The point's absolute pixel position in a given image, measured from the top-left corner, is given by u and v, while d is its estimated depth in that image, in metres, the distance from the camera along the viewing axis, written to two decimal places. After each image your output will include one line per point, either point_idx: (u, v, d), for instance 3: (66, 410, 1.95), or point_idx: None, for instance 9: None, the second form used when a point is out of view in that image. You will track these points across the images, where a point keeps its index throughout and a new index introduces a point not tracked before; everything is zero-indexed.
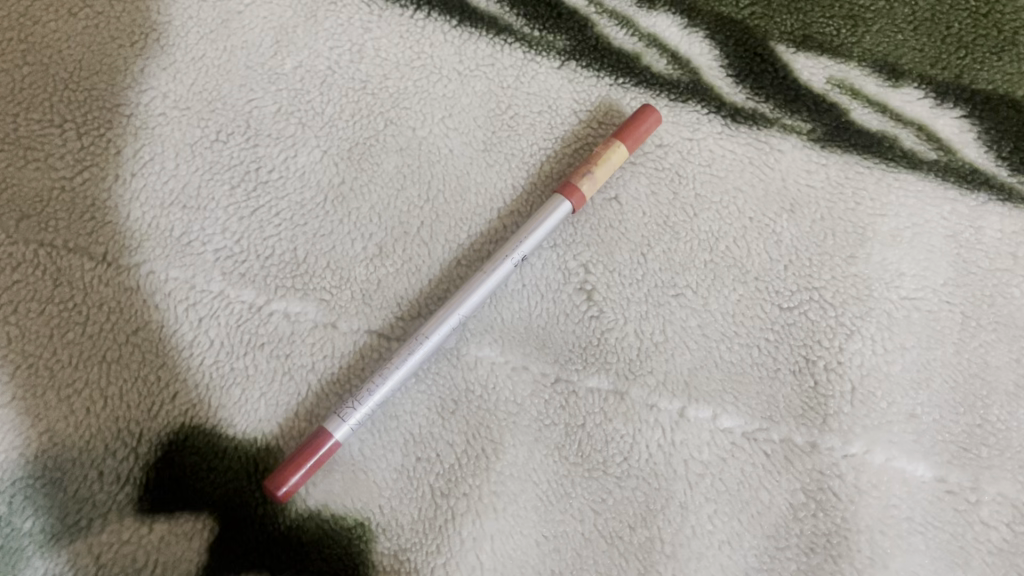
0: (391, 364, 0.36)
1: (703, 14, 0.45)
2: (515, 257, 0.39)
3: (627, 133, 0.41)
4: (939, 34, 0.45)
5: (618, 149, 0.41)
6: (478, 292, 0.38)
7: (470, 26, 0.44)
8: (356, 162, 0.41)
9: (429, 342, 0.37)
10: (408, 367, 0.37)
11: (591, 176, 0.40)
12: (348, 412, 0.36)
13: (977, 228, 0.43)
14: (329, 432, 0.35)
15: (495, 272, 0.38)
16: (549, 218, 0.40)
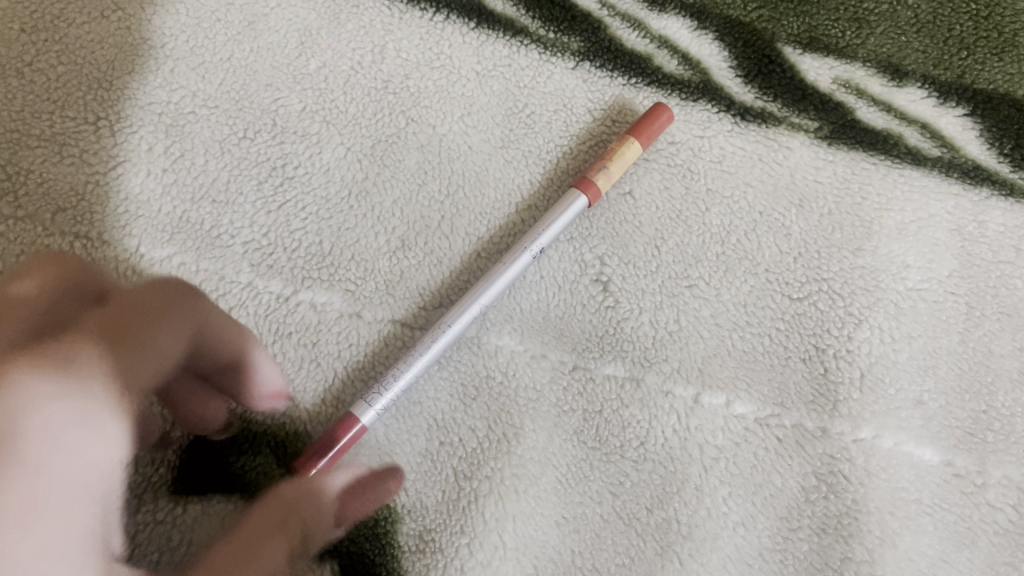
0: (415, 350, 0.38)
1: (712, 17, 0.47)
2: (533, 249, 0.40)
3: (640, 130, 0.43)
4: (941, 36, 0.47)
5: (632, 145, 0.42)
6: (501, 282, 0.39)
7: (488, 28, 0.45)
8: (379, 158, 0.42)
9: (451, 330, 0.38)
10: (432, 354, 0.38)
11: (606, 171, 0.42)
12: (373, 397, 0.37)
13: (980, 222, 0.44)
14: (356, 415, 0.36)
15: (516, 263, 0.39)
16: (567, 212, 0.41)
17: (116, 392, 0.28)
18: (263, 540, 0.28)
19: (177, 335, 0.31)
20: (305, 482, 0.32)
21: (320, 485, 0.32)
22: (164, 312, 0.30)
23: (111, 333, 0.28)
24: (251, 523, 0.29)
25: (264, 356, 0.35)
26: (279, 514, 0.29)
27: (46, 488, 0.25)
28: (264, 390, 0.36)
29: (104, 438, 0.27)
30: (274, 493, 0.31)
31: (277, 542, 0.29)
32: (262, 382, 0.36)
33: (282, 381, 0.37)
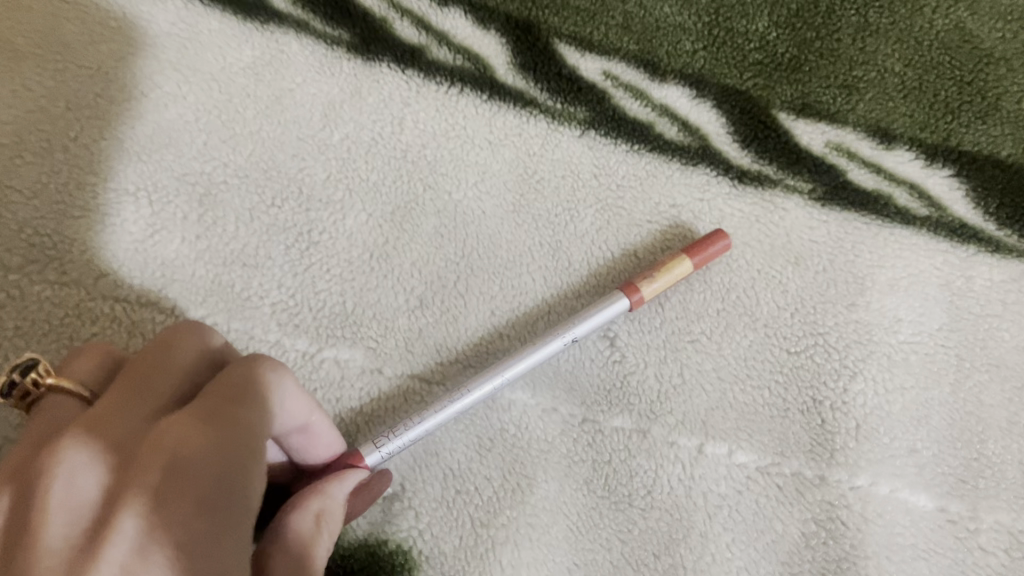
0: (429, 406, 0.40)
1: (710, 86, 0.50)
2: (567, 337, 0.42)
3: (695, 251, 0.44)
4: (926, 102, 0.51)
5: (684, 263, 0.44)
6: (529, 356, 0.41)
7: (500, 100, 0.48)
8: (398, 223, 0.45)
9: (469, 395, 0.40)
10: (445, 413, 0.40)
11: (653, 279, 0.43)
12: (381, 441, 0.39)
13: (967, 278, 0.47)
14: (361, 453, 0.38)
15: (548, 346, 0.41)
16: (607, 310, 0.43)
17: (259, 446, 0.30)
18: (308, 550, 0.32)
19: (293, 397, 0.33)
20: (320, 485, 0.35)
21: (333, 481, 0.35)
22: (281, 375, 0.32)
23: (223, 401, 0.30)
24: (290, 537, 0.32)
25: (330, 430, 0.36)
26: (308, 522, 0.33)
27: (221, 525, 0.27)
28: (329, 454, 0.37)
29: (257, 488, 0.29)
30: (298, 506, 0.33)
31: (317, 550, 0.32)
32: (326, 447, 0.37)
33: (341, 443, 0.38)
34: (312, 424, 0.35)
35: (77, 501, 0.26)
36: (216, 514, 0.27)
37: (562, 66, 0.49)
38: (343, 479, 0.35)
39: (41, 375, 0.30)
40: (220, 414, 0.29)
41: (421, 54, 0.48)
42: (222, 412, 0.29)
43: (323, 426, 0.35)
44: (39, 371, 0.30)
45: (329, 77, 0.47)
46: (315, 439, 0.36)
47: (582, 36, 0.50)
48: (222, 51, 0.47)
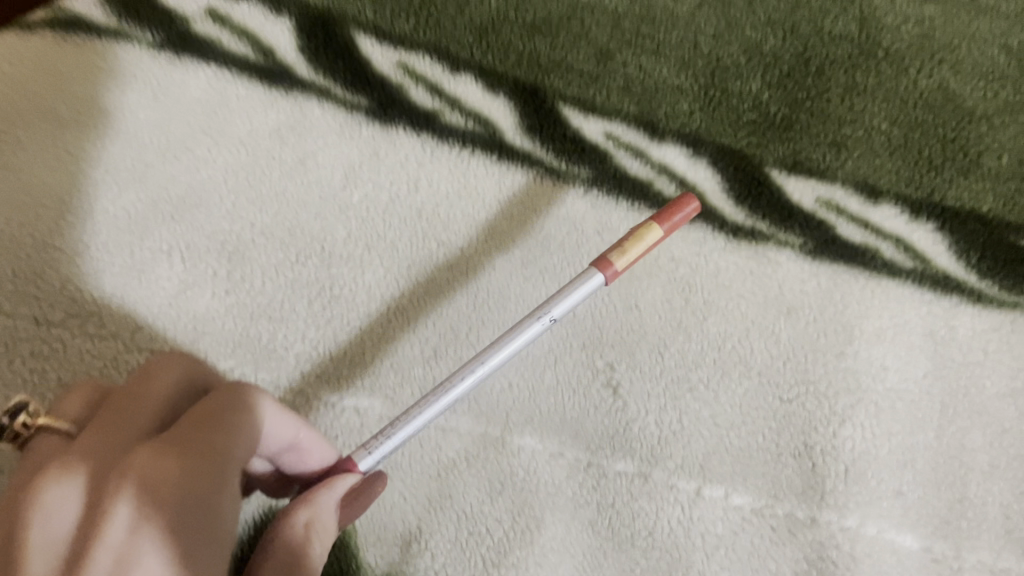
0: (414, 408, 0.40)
1: (706, 146, 0.54)
2: (543, 318, 0.42)
3: (662, 219, 0.45)
4: (911, 159, 0.54)
5: (654, 230, 0.45)
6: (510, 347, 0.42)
7: (508, 161, 0.52)
8: (414, 277, 0.48)
9: (456, 388, 0.40)
10: (433, 409, 0.40)
11: (625, 252, 0.44)
12: (371, 445, 0.39)
13: (951, 327, 0.49)
14: (354, 460, 0.39)
15: (525, 332, 0.42)
16: (581, 287, 0.43)
17: (232, 466, 0.32)
18: (300, 559, 0.33)
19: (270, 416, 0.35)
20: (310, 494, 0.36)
21: (322, 489, 0.36)
22: (256, 399, 0.34)
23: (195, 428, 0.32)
24: (280, 550, 0.33)
25: (315, 436, 0.37)
26: (297, 532, 0.34)
27: (192, 556, 0.29)
28: (321, 463, 0.39)
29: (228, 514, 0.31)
30: (286, 518, 0.34)
31: (309, 558, 0.34)
32: (318, 457, 0.38)
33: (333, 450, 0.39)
34: (301, 438, 0.37)
35: (56, 537, 0.28)
36: (189, 543, 0.29)
37: (567, 128, 0.53)
38: (331, 485, 0.36)
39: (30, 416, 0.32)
40: (194, 445, 0.31)
41: (435, 118, 0.52)
42: (197, 443, 0.31)
43: (310, 438, 0.37)
44: (27, 412, 0.32)
45: (349, 140, 0.51)
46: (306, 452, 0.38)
47: (586, 98, 0.54)
48: (249, 116, 0.50)
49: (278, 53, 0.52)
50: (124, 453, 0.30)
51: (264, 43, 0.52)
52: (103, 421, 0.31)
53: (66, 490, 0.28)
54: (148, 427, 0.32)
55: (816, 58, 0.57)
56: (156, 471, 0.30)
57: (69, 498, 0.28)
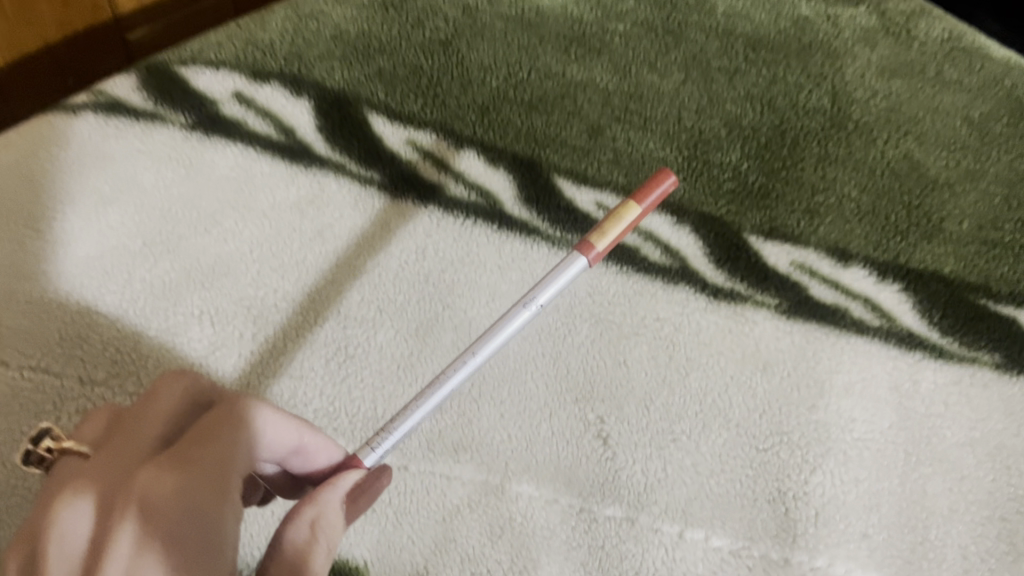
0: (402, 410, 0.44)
1: (689, 215, 0.59)
2: (530, 305, 0.45)
3: (641, 196, 0.49)
4: (879, 224, 0.59)
5: (632, 208, 0.48)
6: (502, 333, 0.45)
7: (508, 230, 0.57)
8: (421, 337, 0.53)
9: (450, 380, 0.44)
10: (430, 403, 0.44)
11: (603, 233, 0.47)
12: (375, 443, 0.43)
13: (914, 380, 0.54)
14: (359, 456, 0.43)
15: (513, 319, 0.45)
16: (565, 272, 0.46)
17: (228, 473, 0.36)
18: (306, 558, 0.37)
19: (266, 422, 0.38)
20: (315, 493, 0.39)
21: (326, 488, 0.39)
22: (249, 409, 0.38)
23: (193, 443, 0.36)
24: (288, 554, 0.37)
25: (319, 437, 0.42)
26: (304, 533, 0.37)
27: (192, 555, 0.34)
28: (329, 462, 0.43)
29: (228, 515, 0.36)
30: (293, 519, 0.38)
31: (315, 556, 0.37)
32: (324, 456, 0.42)
33: (339, 449, 0.43)
34: (305, 439, 0.41)
35: (75, 549, 0.33)
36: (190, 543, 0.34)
37: (561, 198, 0.58)
38: (336, 484, 0.40)
39: (53, 440, 0.37)
40: (191, 459, 0.35)
41: (441, 191, 0.57)
42: (192, 456, 0.36)
43: (315, 442, 0.41)
44: (51, 436, 0.37)
45: (363, 212, 0.56)
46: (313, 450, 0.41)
47: (579, 171, 0.59)
48: (273, 191, 0.56)
49: (299, 133, 0.57)
50: (131, 469, 0.35)
51: (286, 124, 0.58)
52: (113, 443, 0.36)
53: (81, 508, 0.33)
54: (152, 443, 0.36)
55: (792, 129, 0.62)
56: (158, 483, 0.34)
57: (81, 512, 0.33)
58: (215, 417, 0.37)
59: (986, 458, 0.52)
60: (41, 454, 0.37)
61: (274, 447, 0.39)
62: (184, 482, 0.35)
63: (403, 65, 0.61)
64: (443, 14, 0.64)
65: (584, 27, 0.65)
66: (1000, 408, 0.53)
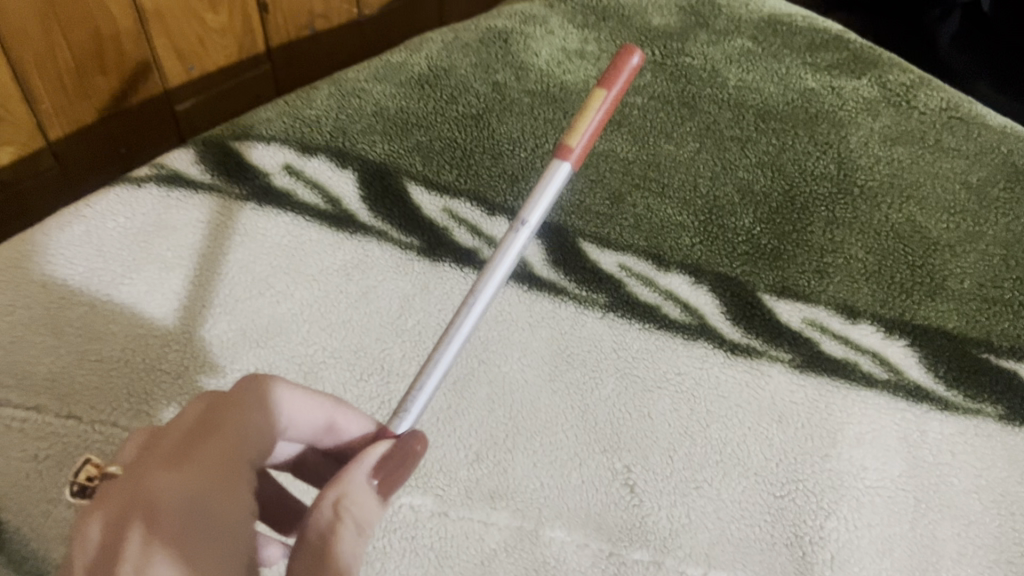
0: (425, 366, 0.48)
1: (706, 275, 0.63)
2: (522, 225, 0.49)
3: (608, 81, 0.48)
4: (885, 283, 0.63)
5: (600, 95, 0.48)
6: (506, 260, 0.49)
7: (537, 290, 0.62)
8: (457, 391, 0.57)
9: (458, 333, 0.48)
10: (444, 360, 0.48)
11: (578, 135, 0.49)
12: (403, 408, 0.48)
13: (923, 430, 0.57)
14: (392, 426, 0.48)
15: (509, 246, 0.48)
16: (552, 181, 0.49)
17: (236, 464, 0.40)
18: (330, 538, 0.40)
19: (280, 402, 0.44)
20: (341, 474, 0.42)
21: (352, 467, 0.43)
22: (252, 402, 0.42)
23: (202, 440, 0.40)
24: (315, 535, 0.40)
25: (347, 414, 0.47)
26: (327, 514, 0.41)
27: (206, 535, 0.37)
28: (363, 431, 0.47)
29: (239, 499, 0.39)
30: (318, 502, 0.41)
31: (339, 535, 0.40)
32: (357, 427, 0.47)
33: (371, 421, 0.48)
34: (335, 416, 0.46)
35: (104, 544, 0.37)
36: (203, 525, 0.37)
37: (586, 261, 0.63)
38: (362, 462, 0.43)
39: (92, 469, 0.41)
40: (201, 453, 0.40)
41: (475, 255, 0.62)
42: (203, 448, 0.40)
43: (345, 419, 0.47)
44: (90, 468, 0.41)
45: (403, 275, 0.60)
46: (346, 427, 0.47)
47: (602, 235, 0.64)
48: (322, 256, 0.60)
49: (345, 204, 0.63)
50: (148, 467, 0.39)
51: (333, 194, 0.63)
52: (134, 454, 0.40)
53: (104, 511, 0.38)
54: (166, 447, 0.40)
55: (801, 194, 0.67)
56: (169, 475, 0.38)
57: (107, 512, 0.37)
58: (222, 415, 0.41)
59: (991, 504, 0.55)
60: (82, 484, 0.41)
61: (303, 421, 0.45)
62: (193, 473, 0.39)
63: (439, 138, 0.66)
64: (474, 91, 0.70)
65: None
66: (1003, 456, 0.57)
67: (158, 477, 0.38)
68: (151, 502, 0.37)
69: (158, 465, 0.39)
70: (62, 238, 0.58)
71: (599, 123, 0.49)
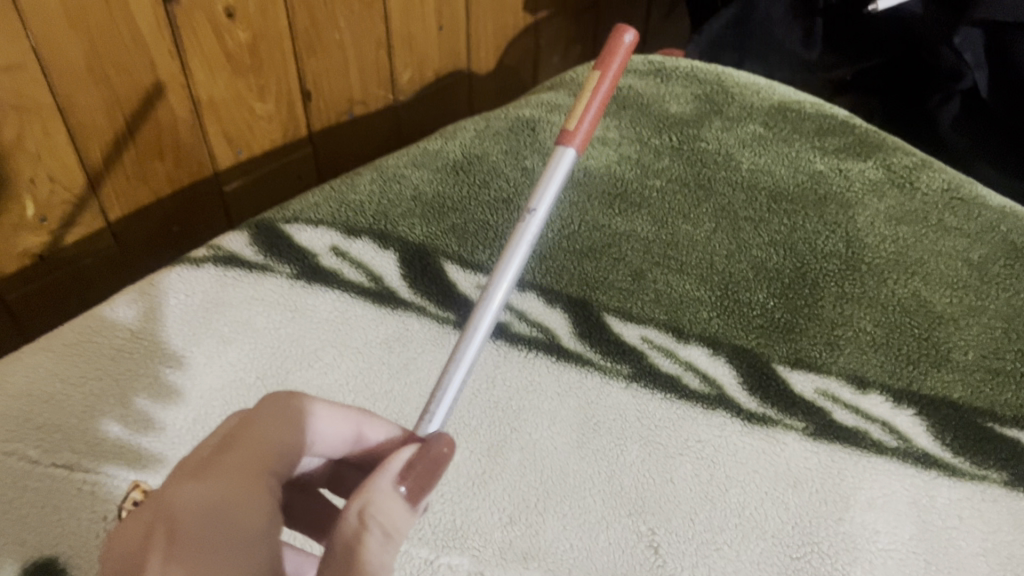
0: (449, 365, 0.54)
1: (724, 347, 0.67)
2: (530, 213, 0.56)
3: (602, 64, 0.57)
4: (892, 355, 0.67)
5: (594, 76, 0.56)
6: (522, 243, 0.56)
7: (565, 360, 0.67)
8: (493, 457, 0.61)
9: (477, 329, 0.54)
10: (467, 357, 0.54)
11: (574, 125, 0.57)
12: (427, 413, 0.53)
13: (931, 495, 0.60)
14: (418, 429, 0.53)
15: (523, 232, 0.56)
16: (558, 165, 0.57)
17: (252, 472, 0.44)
18: (356, 543, 0.42)
19: (312, 418, 0.48)
20: (366, 483, 0.44)
21: (377, 476, 0.45)
22: (267, 417, 0.47)
23: (221, 455, 0.44)
24: (344, 542, 0.42)
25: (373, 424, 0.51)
26: (353, 522, 0.43)
27: (222, 535, 0.40)
28: (386, 436, 0.52)
29: (257, 502, 0.43)
30: (345, 512, 0.43)
31: (364, 539, 0.42)
32: (383, 432, 0.52)
33: (395, 428, 0.52)
34: (363, 427, 0.51)
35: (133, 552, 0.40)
36: (219, 526, 0.40)
37: (610, 333, 0.68)
38: (386, 472, 0.45)
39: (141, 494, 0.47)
40: (221, 464, 0.43)
41: (507, 327, 0.69)
42: (223, 460, 0.44)
43: (376, 430, 0.51)
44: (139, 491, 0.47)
45: (441, 348, 0.65)
46: (374, 438, 0.51)
47: (625, 309, 0.69)
48: (366, 330, 0.65)
49: (386, 281, 0.68)
50: (170, 481, 0.43)
51: (375, 272, 0.68)
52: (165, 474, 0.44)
53: (133, 524, 0.41)
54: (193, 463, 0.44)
55: (812, 271, 0.71)
56: (187, 484, 0.42)
57: (135, 524, 0.41)
58: (240, 431, 0.46)
59: (998, 566, 0.57)
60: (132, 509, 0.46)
61: (334, 435, 0.50)
62: (210, 482, 0.42)
63: (473, 220, 0.71)
64: (505, 175, 0.75)
65: (625, 184, 0.77)
66: (1008, 521, 0.59)
67: (177, 487, 0.42)
68: (170, 509, 0.40)
69: (179, 478, 0.42)
70: (130, 313, 0.64)
71: (596, 103, 0.57)
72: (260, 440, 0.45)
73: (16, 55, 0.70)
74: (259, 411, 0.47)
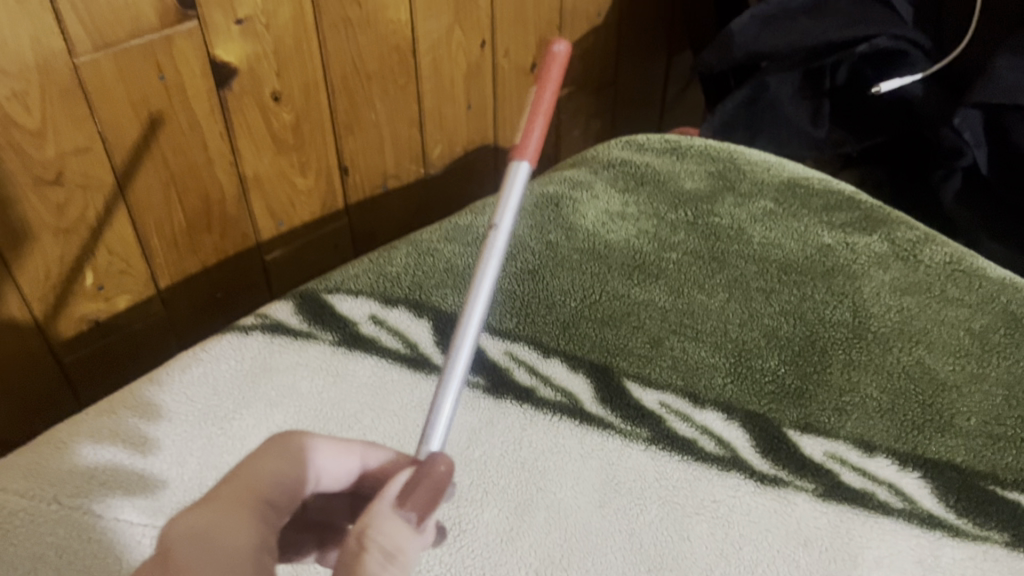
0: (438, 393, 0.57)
1: (737, 412, 0.71)
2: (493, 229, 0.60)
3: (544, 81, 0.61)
4: (898, 420, 0.70)
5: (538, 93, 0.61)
6: (491, 262, 0.60)
7: (587, 423, 0.71)
8: (520, 514, 0.65)
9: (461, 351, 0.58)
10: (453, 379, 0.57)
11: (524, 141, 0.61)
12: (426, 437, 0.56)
13: (936, 554, 0.63)
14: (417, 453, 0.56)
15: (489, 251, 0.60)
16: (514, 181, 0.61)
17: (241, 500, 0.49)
18: (355, 560, 0.45)
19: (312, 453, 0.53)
20: (369, 507, 0.47)
21: (379, 500, 0.47)
22: (261, 452, 0.51)
23: (217, 490, 0.49)
24: (347, 559, 0.45)
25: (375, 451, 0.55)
26: (353, 544, 0.45)
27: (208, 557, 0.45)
28: (379, 461, 0.55)
29: (245, 527, 0.47)
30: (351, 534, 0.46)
31: (360, 556, 0.45)
32: (374, 457, 0.55)
33: (386, 451, 0.56)
34: (366, 458, 0.55)
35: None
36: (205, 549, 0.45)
37: (629, 397, 0.72)
38: (386, 496, 0.47)
39: None
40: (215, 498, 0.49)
41: (534, 392, 0.73)
42: (217, 495, 0.49)
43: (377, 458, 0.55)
44: None
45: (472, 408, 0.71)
46: (375, 464, 0.55)
47: (643, 374, 0.74)
48: (401, 394, 0.70)
49: (420, 347, 0.73)
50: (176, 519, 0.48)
51: (410, 339, 0.73)
52: None
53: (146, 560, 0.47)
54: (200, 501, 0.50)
55: (820, 339, 0.76)
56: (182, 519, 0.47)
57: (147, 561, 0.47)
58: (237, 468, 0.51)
59: None
60: None
61: (339, 469, 0.54)
62: (201, 513, 0.47)
63: None
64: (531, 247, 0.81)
65: (643, 257, 0.83)
66: None
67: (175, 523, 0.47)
68: (168, 543, 0.46)
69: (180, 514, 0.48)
70: (183, 377, 0.69)
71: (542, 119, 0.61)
72: (252, 473, 0.50)
73: (85, 138, 0.77)
74: (259, 450, 0.52)
